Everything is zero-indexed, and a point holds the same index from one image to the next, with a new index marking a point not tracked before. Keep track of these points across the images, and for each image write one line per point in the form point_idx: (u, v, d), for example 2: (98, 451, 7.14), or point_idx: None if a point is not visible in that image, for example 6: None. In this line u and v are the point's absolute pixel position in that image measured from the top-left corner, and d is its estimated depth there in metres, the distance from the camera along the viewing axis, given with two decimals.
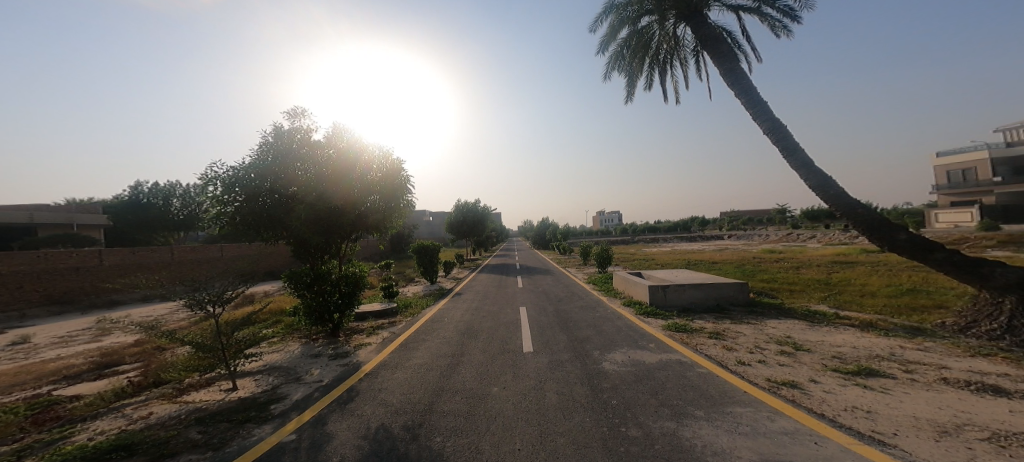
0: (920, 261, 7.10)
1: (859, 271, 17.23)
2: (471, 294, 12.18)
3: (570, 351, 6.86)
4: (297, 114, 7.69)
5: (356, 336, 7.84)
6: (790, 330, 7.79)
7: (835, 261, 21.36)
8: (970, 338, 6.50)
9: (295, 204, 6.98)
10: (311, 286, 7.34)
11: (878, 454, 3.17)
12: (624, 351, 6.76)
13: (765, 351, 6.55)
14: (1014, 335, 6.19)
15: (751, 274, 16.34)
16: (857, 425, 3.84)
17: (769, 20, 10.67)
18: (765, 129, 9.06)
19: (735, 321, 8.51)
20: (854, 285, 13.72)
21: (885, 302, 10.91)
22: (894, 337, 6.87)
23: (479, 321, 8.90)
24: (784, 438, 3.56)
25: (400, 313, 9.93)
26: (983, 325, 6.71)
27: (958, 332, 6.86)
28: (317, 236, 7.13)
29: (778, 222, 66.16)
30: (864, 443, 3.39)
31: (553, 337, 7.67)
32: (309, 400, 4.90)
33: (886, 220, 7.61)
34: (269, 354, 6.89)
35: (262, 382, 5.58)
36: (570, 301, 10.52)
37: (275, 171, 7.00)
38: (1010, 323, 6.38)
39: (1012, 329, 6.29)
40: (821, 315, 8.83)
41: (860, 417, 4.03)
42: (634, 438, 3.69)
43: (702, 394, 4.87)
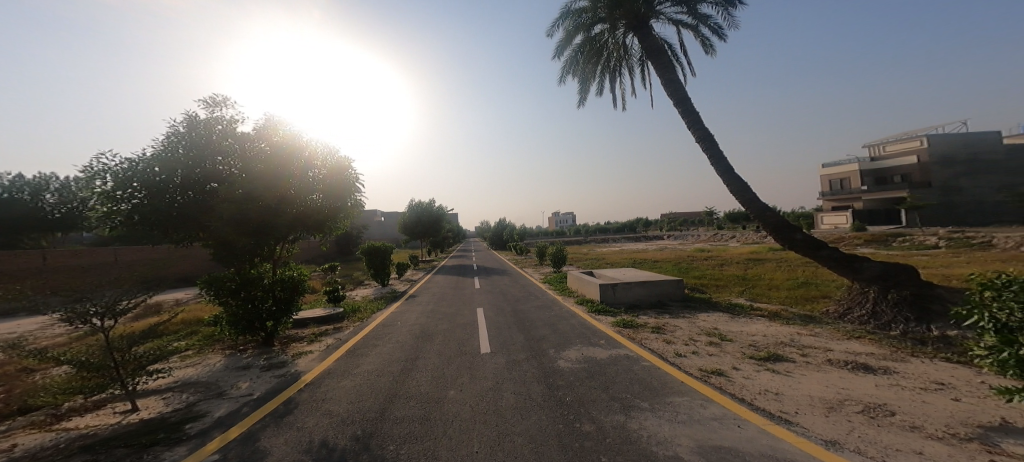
0: (817, 259, 8.27)
1: (767, 266, 19.73)
2: (427, 297, 11.78)
3: (527, 350, 6.91)
4: (217, 103, 6.86)
5: (295, 344, 7.17)
6: (717, 321, 8.62)
7: (750, 258, 24.30)
8: (848, 323, 7.69)
9: (216, 202, 6.12)
10: (237, 292, 6.50)
11: (787, 432, 3.59)
12: (578, 348, 6.97)
13: (698, 342, 7.17)
14: (876, 319, 7.44)
15: (686, 271, 17.89)
16: (770, 406, 4.34)
17: (701, 37, 11.66)
18: (697, 137, 9.86)
19: (673, 315, 9.22)
20: (763, 279, 15.72)
21: (790, 293, 12.57)
22: (794, 324, 7.94)
23: (435, 323, 8.64)
24: (714, 423, 3.92)
25: (346, 318, 9.27)
26: (856, 311, 7.93)
27: (838, 318, 8.05)
28: (245, 237, 6.14)
29: (706, 223, 72.99)
30: (775, 423, 3.83)
31: (510, 337, 7.69)
32: (235, 417, 4.35)
33: (787, 222, 8.78)
34: (182, 369, 6.02)
35: (174, 400, 4.86)
36: (527, 301, 10.62)
37: (189, 165, 6.14)
38: (874, 309, 7.64)
39: (875, 313, 7.54)
40: (739, 308, 9.92)
41: (771, 399, 4.56)
42: (588, 433, 3.80)
43: (647, 386, 5.17)
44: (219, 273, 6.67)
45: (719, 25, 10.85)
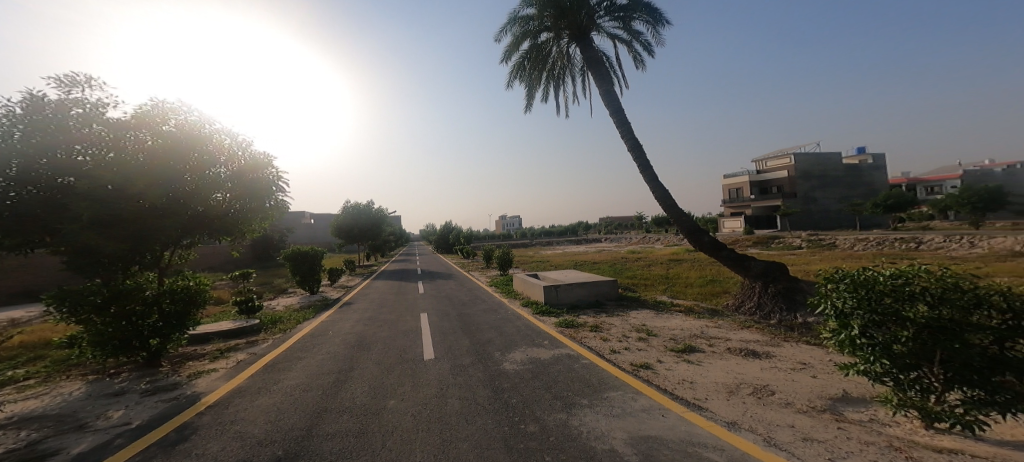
0: (721, 259, 9.37)
1: (684, 266, 21.96)
2: (364, 303, 11.00)
3: (473, 354, 6.76)
4: (75, 83, 5.20)
5: (193, 363, 6.13)
6: (645, 318, 9.30)
7: (672, 259, 26.82)
8: (741, 314, 8.86)
9: (72, 200, 4.36)
10: (106, 307, 4.67)
11: (700, 417, 3.95)
12: (523, 350, 6.97)
13: (630, 338, 7.65)
14: (761, 309, 8.71)
15: (620, 272, 19.16)
16: (686, 394, 4.76)
17: (633, 53, 12.50)
18: (629, 146, 10.54)
19: (608, 314, 9.74)
20: (681, 277, 17.46)
21: (700, 289, 14.13)
22: (703, 318, 8.91)
23: (374, 331, 8.10)
24: (642, 414, 4.17)
25: (264, 331, 8.19)
26: (746, 303, 9.15)
27: (734, 310, 9.22)
28: (118, 244, 4.51)
29: (637, 227, 78.75)
30: (691, 410, 4.21)
31: (456, 341, 7.48)
32: (104, 450, 3.52)
33: (698, 225, 9.78)
34: (21, 402, 4.71)
35: (8, 440, 3.78)
36: (473, 304, 10.46)
37: (23, 154, 4.28)
38: (759, 301, 8.88)
39: (761, 305, 8.78)
40: (664, 304, 10.87)
41: (687, 387, 5.01)
42: (532, 433, 3.75)
43: (586, 383, 5.30)
44: (71, 287, 4.75)
45: (649, 43, 11.70)
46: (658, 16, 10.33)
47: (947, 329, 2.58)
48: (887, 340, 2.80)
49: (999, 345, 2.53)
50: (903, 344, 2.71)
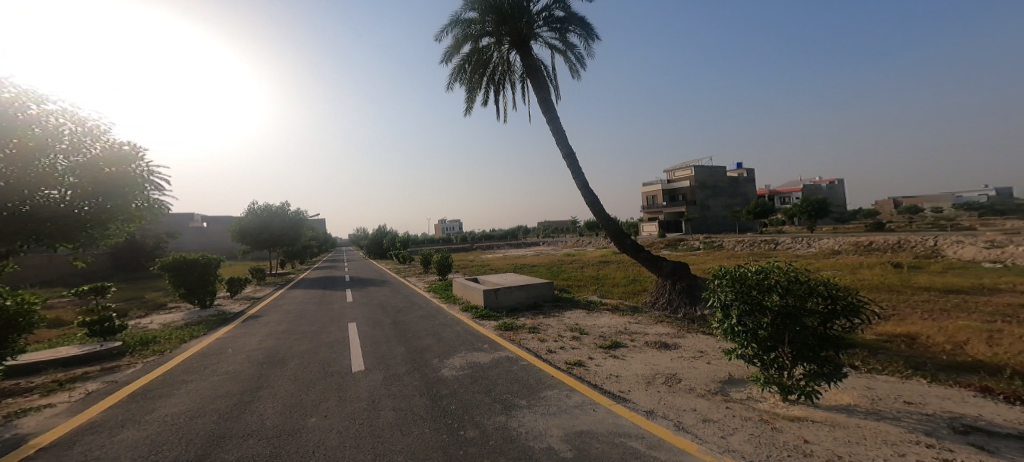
0: (640, 259, 10.16)
1: (611, 267, 23.55)
2: (279, 315, 9.83)
3: (408, 364, 6.13)
4: None
5: (21, 398, 4.71)
6: (578, 317, 9.73)
7: (601, 260, 28.58)
8: (656, 310, 9.74)
9: None
10: None
11: (625, 409, 4.25)
12: (462, 355, 6.51)
13: (565, 338, 7.95)
14: (670, 306, 9.65)
15: (555, 274, 19.86)
16: (613, 387, 5.09)
17: (568, 63, 13.09)
18: (564, 152, 10.99)
19: (545, 315, 10.00)
20: (609, 277, 18.69)
21: (616, 289, 15.16)
22: (626, 315, 9.61)
23: (291, 344, 7.28)
24: (576, 410, 4.34)
25: (134, 353, 6.74)
26: (659, 300, 10.07)
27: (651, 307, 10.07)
28: None
29: (571, 231, 82.52)
30: (617, 402, 4.50)
31: (388, 350, 6.99)
32: None
33: (622, 228, 10.50)
34: None
35: None
36: (408, 312, 9.97)
37: None
38: (668, 298, 9.83)
39: (670, 302, 9.73)
40: (594, 303, 11.50)
41: (613, 381, 5.36)
42: (471, 438, 3.58)
43: (524, 384, 5.28)
44: None
45: (582, 54, 12.34)
46: (592, 31, 10.95)
47: (792, 315, 3.63)
48: (756, 326, 3.81)
49: (825, 326, 3.68)
50: (766, 330, 3.74)
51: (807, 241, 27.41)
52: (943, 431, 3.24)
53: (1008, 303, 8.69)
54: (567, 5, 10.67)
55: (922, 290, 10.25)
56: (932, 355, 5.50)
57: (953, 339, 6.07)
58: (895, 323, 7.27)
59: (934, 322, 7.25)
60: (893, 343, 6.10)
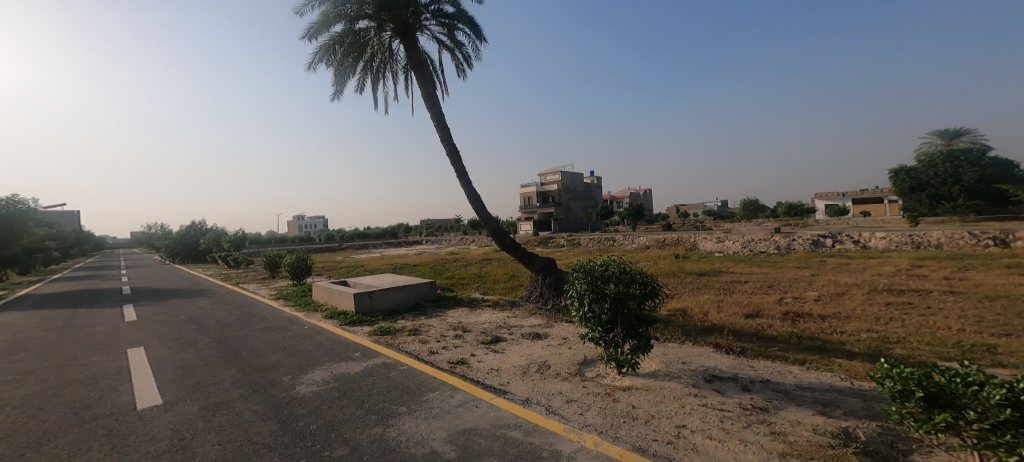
0: (517, 257, 10.65)
1: (492, 264, 24.33)
2: (39, 346, 6.89)
3: (250, 381, 4.96)
4: None
5: None
6: (461, 316, 9.66)
7: (483, 259, 29.23)
8: (530, 304, 10.41)
9: None
10: None
11: (505, 401, 4.35)
12: (326, 367, 5.57)
13: (447, 337, 7.77)
14: (544, 299, 10.38)
15: (437, 273, 19.42)
16: (493, 381, 5.18)
17: (455, 61, 12.89)
18: (448, 149, 10.79)
19: (427, 316, 9.59)
20: (489, 275, 19.25)
21: (477, 287, 15.61)
22: (506, 310, 9.98)
23: (59, 378, 5.16)
24: (459, 409, 4.25)
25: None
26: (533, 294, 10.75)
27: (525, 301, 10.74)
28: None
29: (454, 230, 82.08)
30: (497, 395, 4.59)
31: (223, 368, 5.59)
32: None
33: (502, 227, 10.77)
34: None
35: None
36: (258, 326, 8.28)
37: None
38: (541, 292, 10.57)
39: (542, 295, 10.46)
40: (477, 300, 11.56)
41: (494, 374, 5.46)
42: (340, 458, 3.12)
43: (404, 390, 4.92)
44: None
45: (469, 55, 12.32)
46: (481, 32, 11.03)
47: (622, 300, 4.36)
48: (601, 311, 4.41)
49: (642, 308, 4.53)
50: (607, 314, 4.39)
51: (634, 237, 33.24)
52: (700, 381, 4.32)
53: (727, 279, 12.19)
54: (456, 2, 10.47)
55: (697, 274, 13.51)
56: (693, 322, 7.19)
57: (721, 308, 8.11)
58: (675, 299, 9.31)
59: (722, 295, 9.67)
60: (675, 316, 7.76)
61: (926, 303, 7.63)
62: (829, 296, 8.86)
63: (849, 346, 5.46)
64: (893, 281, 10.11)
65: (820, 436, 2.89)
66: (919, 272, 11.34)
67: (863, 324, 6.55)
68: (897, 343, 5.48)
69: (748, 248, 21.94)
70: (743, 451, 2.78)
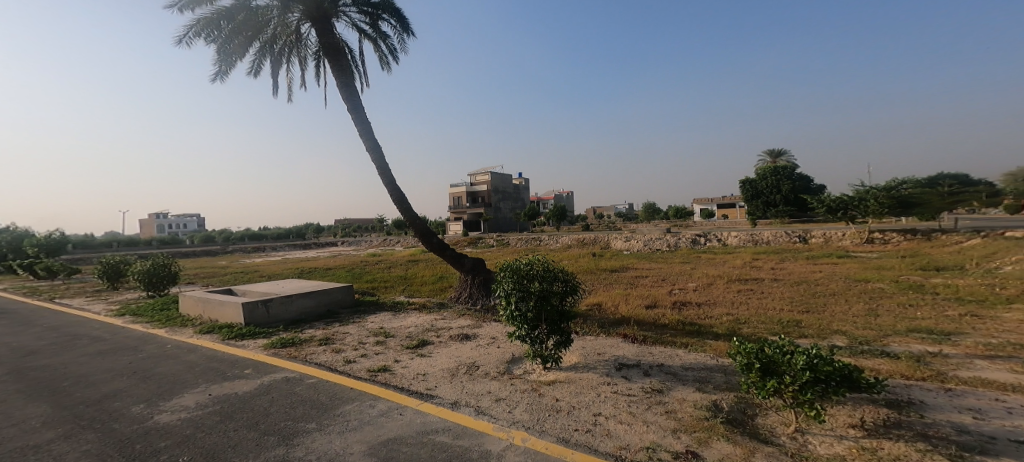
0: (445, 257, 10.33)
1: (418, 266, 23.48)
2: None
3: (107, 412, 4.06)
4: None
5: None
6: (382, 321, 9.11)
7: (408, 260, 28.06)
8: (459, 305, 10.27)
9: None
10: None
11: (432, 405, 4.19)
12: (207, 390, 4.73)
13: (366, 344, 7.25)
14: (473, 300, 10.28)
15: (356, 277, 18.11)
16: (418, 386, 4.95)
17: (378, 52, 12.07)
18: (368, 145, 10.13)
19: (342, 323, 8.84)
20: (415, 277, 18.54)
21: (397, 289, 14.87)
22: (433, 313, 9.70)
23: None
24: (380, 419, 3.98)
25: None
26: (462, 295, 10.57)
27: (455, 302, 10.54)
28: None
29: (377, 230, 77.42)
30: (424, 400, 4.40)
31: (69, 398, 4.50)
32: None
33: (429, 227, 10.33)
34: None
35: None
36: (127, 346, 6.87)
37: None
38: (470, 293, 10.45)
39: (471, 296, 10.34)
40: (401, 304, 10.95)
41: (420, 380, 5.23)
42: None
43: (313, 405, 4.44)
44: None
45: (393, 47, 11.64)
46: (408, 25, 10.47)
47: (546, 297, 4.54)
48: (526, 310, 4.50)
49: (565, 304, 4.75)
50: (532, 312, 4.49)
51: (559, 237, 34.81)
52: (612, 370, 4.66)
53: (633, 274, 13.42)
54: None
55: (612, 271, 14.65)
56: (607, 315, 7.78)
57: (632, 301, 8.89)
58: (592, 295, 9.95)
59: (634, 289, 10.58)
60: (592, 310, 8.26)
61: (761, 289, 9.20)
62: (703, 286, 10.27)
63: (715, 328, 6.41)
64: (759, 272, 12.10)
65: (699, 410, 3.31)
66: (756, 264, 13.85)
67: (724, 309, 7.71)
68: (745, 324, 6.54)
69: (648, 246, 24.47)
70: (647, 431, 3.04)
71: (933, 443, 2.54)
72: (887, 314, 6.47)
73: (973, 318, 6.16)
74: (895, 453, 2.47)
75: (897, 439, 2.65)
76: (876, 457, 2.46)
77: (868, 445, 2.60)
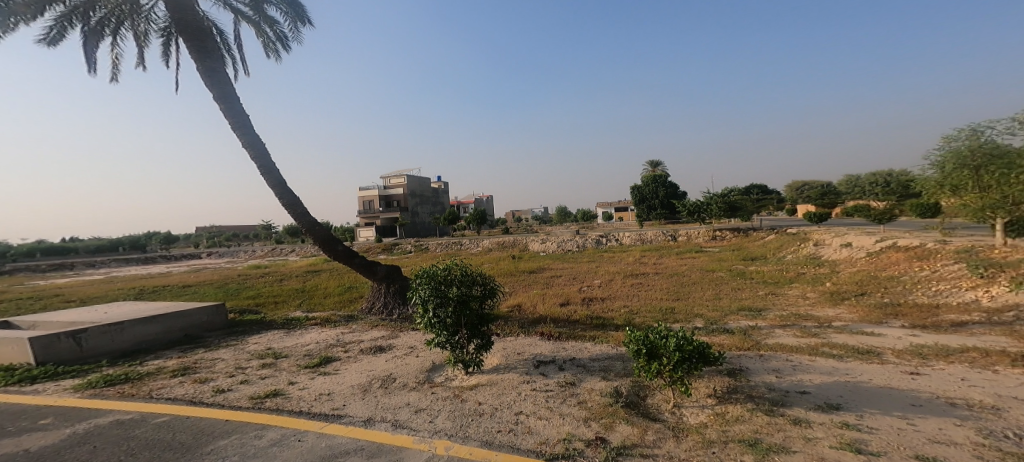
0: (355, 266, 9.30)
1: (319, 277, 21.12)
2: None
3: None
4: None
5: None
6: (271, 341, 7.38)
7: (306, 271, 25.04)
8: (371, 316, 9.46)
9: None
10: None
11: (343, 427, 3.30)
12: None
13: (246, 369, 5.69)
14: (388, 310, 9.56)
15: (238, 292, 15.49)
16: (323, 407, 3.80)
17: (265, 38, 10.62)
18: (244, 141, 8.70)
19: (211, 348, 6.74)
20: (315, 288, 16.64)
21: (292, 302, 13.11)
22: (338, 324, 8.73)
23: None
24: (271, 448, 3.00)
25: None
26: (375, 305, 9.77)
27: (367, 314, 9.69)
28: None
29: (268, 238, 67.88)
30: (331, 421, 3.44)
31: None
32: None
33: (332, 234, 9.17)
34: None
35: None
36: None
37: None
38: (385, 302, 9.70)
39: (386, 305, 9.60)
40: (297, 321, 9.23)
41: (325, 400, 3.98)
42: None
43: (166, 446, 3.19)
44: None
45: (281, 33, 10.35)
46: (304, 15, 9.38)
47: (465, 301, 4.36)
48: (445, 316, 4.30)
49: (484, 308, 4.67)
50: (451, 318, 4.31)
51: (478, 241, 34.83)
52: (530, 368, 4.70)
53: (550, 275, 14.02)
54: None
55: (527, 272, 15.15)
56: (526, 315, 7.93)
57: (546, 301, 9.24)
58: (512, 297, 10.07)
59: (546, 289, 11.03)
60: (513, 312, 8.34)
61: (648, 282, 10.42)
62: (607, 282, 11.20)
63: (617, 320, 7.00)
64: (649, 267, 13.68)
65: (603, 398, 3.52)
66: (646, 260, 15.65)
67: (623, 301, 8.49)
68: (637, 314, 7.28)
69: (562, 247, 25.98)
70: (562, 423, 3.09)
71: (755, 402, 3.10)
72: (747, 296, 7.80)
73: (801, 295, 7.76)
74: (736, 415, 2.94)
75: (737, 402, 3.17)
76: (724, 420, 2.90)
77: (720, 411, 3.05)
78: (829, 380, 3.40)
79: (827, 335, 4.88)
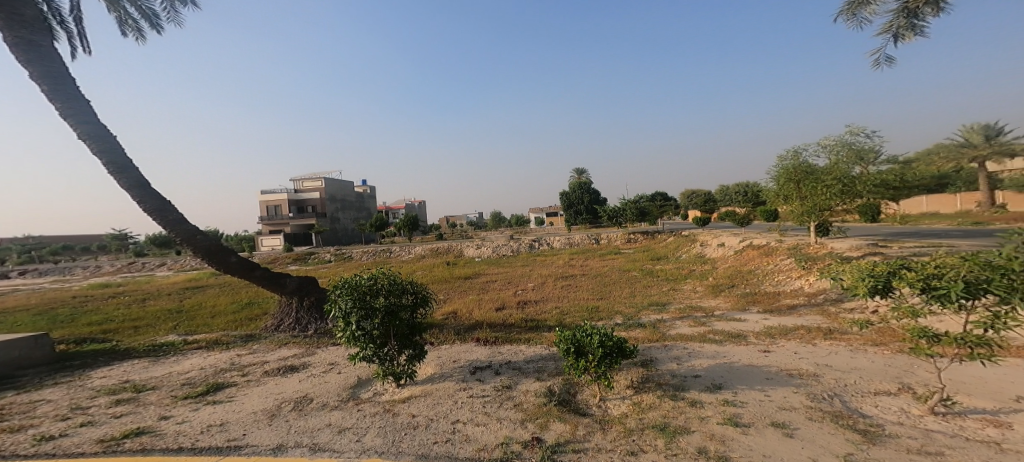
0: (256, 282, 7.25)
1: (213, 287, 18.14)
2: None
3: None
4: None
5: None
6: (128, 372, 5.43)
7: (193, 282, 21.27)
8: (281, 334, 7.62)
9: None
10: None
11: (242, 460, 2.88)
12: None
13: (88, 410, 4.12)
14: (301, 326, 7.86)
15: (98, 308, 12.53)
16: (215, 440, 3.26)
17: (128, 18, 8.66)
18: None
19: (27, 388, 4.81)
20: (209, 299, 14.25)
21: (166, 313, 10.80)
22: (232, 346, 6.93)
23: None
24: None
25: None
26: (285, 322, 8.00)
27: (273, 332, 7.81)
28: None
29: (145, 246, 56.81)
30: (224, 457, 2.96)
31: None
32: None
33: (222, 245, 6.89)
34: None
35: None
36: None
37: None
38: (297, 318, 7.98)
39: (299, 321, 7.90)
40: (169, 346, 6.70)
41: (217, 432, 3.42)
42: None
43: None
44: None
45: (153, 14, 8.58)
46: None
47: (394, 312, 4.11)
48: (370, 328, 3.98)
49: (415, 318, 4.42)
50: (378, 329, 4.01)
51: (409, 248, 33.50)
52: (467, 375, 4.61)
53: (486, 280, 14.00)
54: None
55: (461, 278, 14.91)
56: (462, 322, 7.80)
57: (477, 306, 9.15)
58: (448, 304, 9.81)
59: (479, 295, 10.94)
60: (448, 319, 8.14)
61: (578, 283, 10.95)
62: (540, 285, 11.51)
63: (551, 321, 7.22)
64: (576, 269, 14.33)
65: (537, 398, 3.58)
66: (572, 263, 16.39)
67: (553, 303, 8.76)
68: (567, 314, 7.58)
69: (497, 252, 26.17)
70: (500, 428, 3.07)
71: (662, 390, 3.40)
72: (663, 292, 8.61)
73: (703, 289, 8.77)
74: (649, 403, 3.19)
75: (649, 391, 3.45)
76: (642, 409, 3.12)
77: (636, 400, 3.29)
78: (712, 363, 3.88)
79: (710, 323, 5.58)
